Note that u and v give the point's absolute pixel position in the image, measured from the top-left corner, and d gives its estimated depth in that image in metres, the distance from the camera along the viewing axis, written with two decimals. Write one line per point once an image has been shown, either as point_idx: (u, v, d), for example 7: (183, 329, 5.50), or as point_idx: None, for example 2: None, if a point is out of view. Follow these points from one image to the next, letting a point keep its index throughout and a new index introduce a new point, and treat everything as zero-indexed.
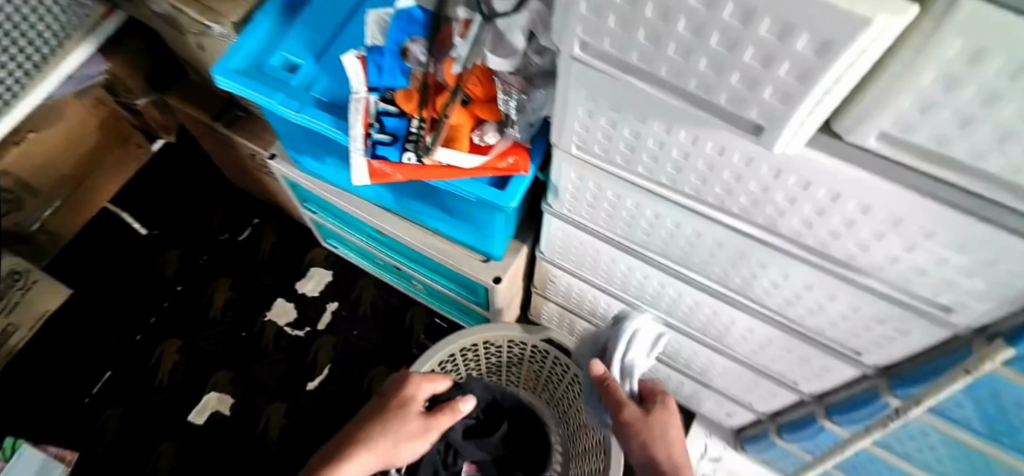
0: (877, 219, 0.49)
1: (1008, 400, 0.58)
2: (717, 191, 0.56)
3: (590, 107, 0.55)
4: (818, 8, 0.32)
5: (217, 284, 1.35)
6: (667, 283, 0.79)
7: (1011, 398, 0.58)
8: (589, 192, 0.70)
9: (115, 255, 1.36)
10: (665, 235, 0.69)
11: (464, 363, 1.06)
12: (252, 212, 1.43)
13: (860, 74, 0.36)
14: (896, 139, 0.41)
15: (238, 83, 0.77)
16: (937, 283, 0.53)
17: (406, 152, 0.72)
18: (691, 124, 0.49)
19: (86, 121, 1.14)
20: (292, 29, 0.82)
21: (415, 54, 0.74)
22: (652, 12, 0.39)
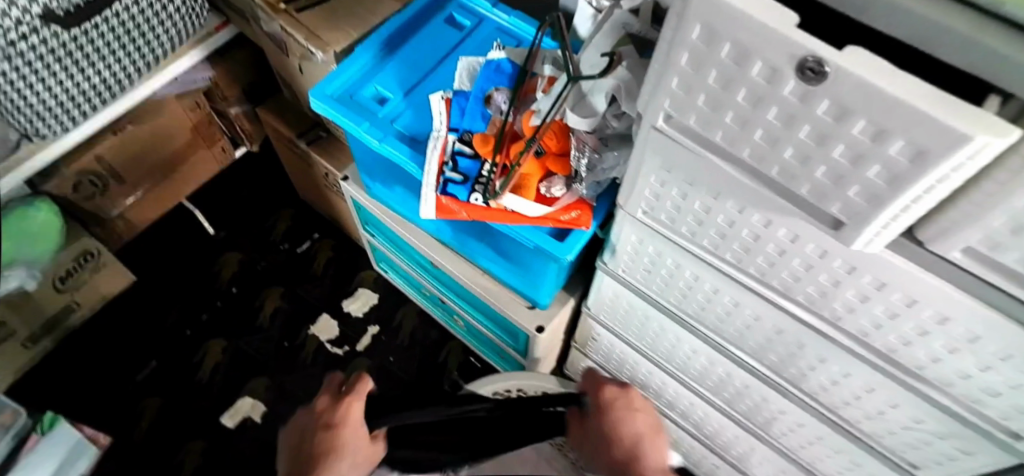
0: (953, 333, 0.47)
1: None
2: (786, 277, 0.54)
3: (663, 176, 0.55)
4: (917, 119, 0.33)
5: (269, 292, 1.40)
6: (718, 362, 0.77)
7: None
8: (648, 258, 0.70)
9: (182, 251, 1.44)
10: (721, 313, 0.68)
11: None
12: (313, 227, 1.50)
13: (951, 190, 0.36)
14: (982, 254, 0.40)
15: (329, 109, 0.81)
16: (1009, 410, 0.49)
17: (474, 193, 0.74)
18: (764, 207, 0.49)
19: (180, 122, 1.20)
20: (386, 65, 0.87)
21: (497, 103, 0.79)
22: (744, 98, 0.40)
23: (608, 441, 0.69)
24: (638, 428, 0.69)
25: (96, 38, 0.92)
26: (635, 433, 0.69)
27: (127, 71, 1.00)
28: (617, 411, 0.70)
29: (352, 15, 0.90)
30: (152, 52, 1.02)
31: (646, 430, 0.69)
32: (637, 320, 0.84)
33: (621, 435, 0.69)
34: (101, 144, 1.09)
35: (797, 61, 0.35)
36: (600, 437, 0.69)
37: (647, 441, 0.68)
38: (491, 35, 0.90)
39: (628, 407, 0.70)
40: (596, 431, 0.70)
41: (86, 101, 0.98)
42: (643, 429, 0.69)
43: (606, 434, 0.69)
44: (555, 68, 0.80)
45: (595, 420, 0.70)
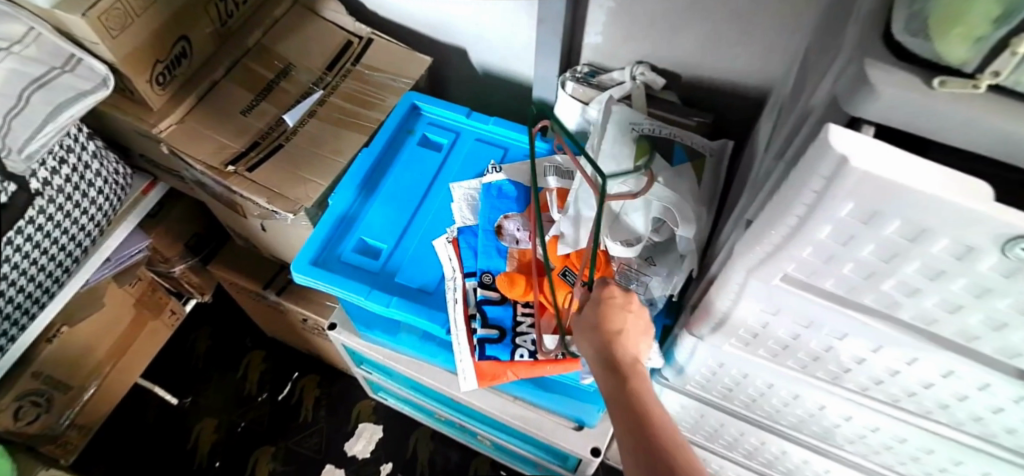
0: None
1: None
2: (927, 403, 0.49)
3: (768, 318, 0.47)
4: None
5: (259, 455, 1.23)
6: (814, 460, 0.70)
7: None
8: (728, 379, 0.61)
9: (147, 433, 1.24)
10: (826, 424, 0.61)
11: None
12: (290, 366, 1.34)
13: None
14: None
15: (320, 280, 0.70)
16: None
17: (518, 349, 0.65)
18: (910, 348, 0.42)
19: (123, 300, 1.05)
20: (368, 209, 0.77)
21: (510, 231, 0.70)
22: (915, 270, 0.35)
23: (606, 364, 0.54)
24: (632, 350, 0.55)
25: (14, 253, 0.75)
26: (615, 326, 0.56)
27: (57, 272, 0.84)
28: (618, 329, 0.56)
29: (313, 160, 0.79)
30: (80, 242, 0.86)
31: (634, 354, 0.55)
32: (706, 427, 0.75)
33: (622, 358, 0.54)
34: (40, 357, 0.93)
35: (1002, 241, 0.30)
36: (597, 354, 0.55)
37: (627, 349, 0.55)
38: (474, 148, 0.81)
39: (635, 335, 0.56)
40: (597, 348, 0.55)
41: (11, 324, 0.81)
42: (631, 337, 0.56)
43: (596, 344, 0.55)
44: (559, 177, 0.72)
45: (590, 328, 0.56)
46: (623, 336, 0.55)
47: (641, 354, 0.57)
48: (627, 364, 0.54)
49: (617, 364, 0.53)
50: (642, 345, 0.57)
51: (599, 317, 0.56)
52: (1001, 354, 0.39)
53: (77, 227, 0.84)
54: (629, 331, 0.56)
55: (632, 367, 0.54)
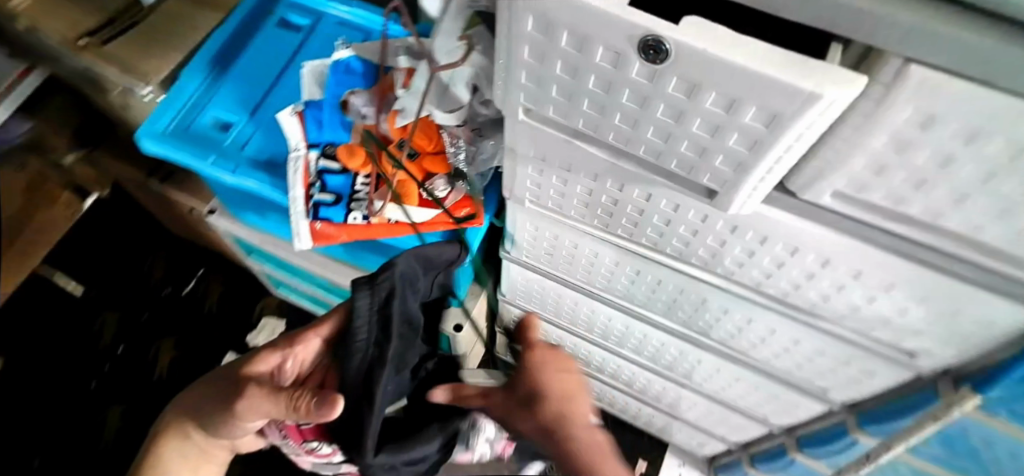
0: (837, 272, 0.47)
1: (979, 437, 0.56)
2: (676, 244, 0.54)
3: (541, 165, 0.53)
4: (765, 83, 0.31)
5: (162, 344, 1.28)
6: (635, 326, 0.77)
7: (981, 434, 0.56)
8: (547, 242, 0.68)
9: (51, 322, 1.28)
10: (626, 280, 0.68)
11: None
12: (196, 263, 1.36)
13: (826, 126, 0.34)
14: (852, 197, 0.41)
15: (165, 148, 0.71)
16: (897, 330, 0.49)
17: (352, 212, 0.69)
18: (642, 182, 0.47)
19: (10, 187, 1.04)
20: (223, 84, 0.77)
21: (356, 107, 0.71)
22: (596, 85, 0.37)
23: (536, 409, 0.69)
24: (560, 389, 0.70)
25: None
26: (558, 401, 0.69)
27: None
28: (535, 371, 0.71)
29: (166, 34, 0.76)
30: None
31: (563, 390, 0.70)
32: (549, 299, 0.83)
33: (547, 392, 0.69)
34: None
35: (638, 43, 0.32)
36: (523, 406, 0.70)
37: (568, 418, 0.68)
38: (333, 31, 0.81)
39: (578, 406, 0.70)
40: (519, 400, 0.71)
41: None
42: (575, 407, 0.70)
43: (518, 396, 0.71)
44: (413, 58, 0.68)
45: (516, 387, 0.72)
46: (564, 406, 0.69)
47: (585, 416, 0.70)
48: (563, 430, 0.68)
49: (546, 404, 0.69)
50: (580, 402, 0.70)
51: (524, 372, 0.72)
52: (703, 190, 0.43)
53: None
54: (570, 403, 0.69)
55: (558, 398, 0.69)
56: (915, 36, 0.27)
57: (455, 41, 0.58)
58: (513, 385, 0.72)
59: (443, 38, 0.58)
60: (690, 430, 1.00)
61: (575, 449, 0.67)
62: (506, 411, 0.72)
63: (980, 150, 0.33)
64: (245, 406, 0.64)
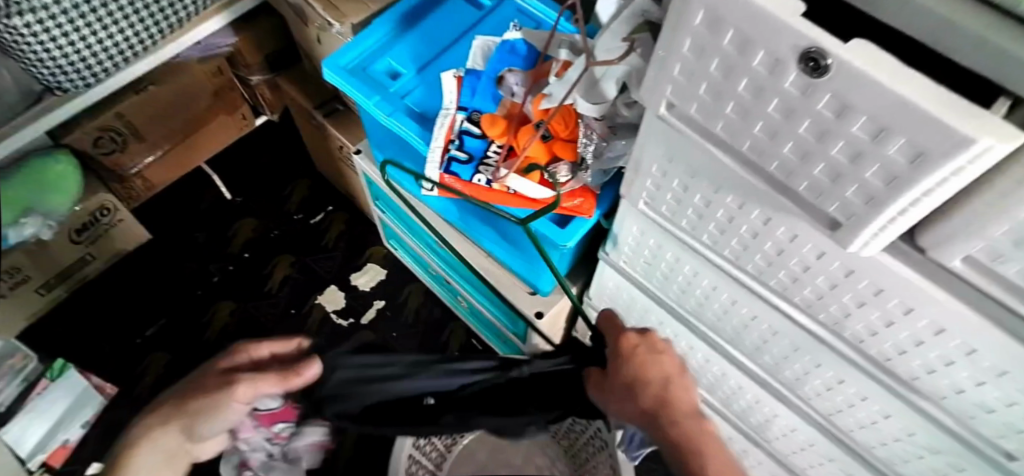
0: (948, 344, 0.45)
1: None
2: (783, 278, 0.53)
3: (665, 166, 0.55)
4: (923, 121, 0.31)
5: (279, 261, 1.40)
6: (714, 360, 0.76)
7: None
8: (649, 251, 0.69)
9: (195, 213, 1.44)
10: (718, 309, 0.67)
11: None
12: (326, 200, 1.48)
13: (968, 184, 0.34)
14: (982, 264, 0.39)
15: (343, 81, 0.81)
16: (1001, 425, 0.47)
17: (478, 174, 0.74)
18: (765, 204, 0.48)
19: (202, 84, 1.27)
20: (403, 40, 0.87)
21: (509, 84, 0.77)
22: (745, 89, 0.39)
23: (629, 394, 0.63)
24: (656, 376, 0.63)
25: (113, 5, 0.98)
26: (681, 411, 0.61)
27: (150, 33, 1.07)
28: (626, 359, 0.64)
29: None
30: (167, 23, 1.08)
31: (663, 377, 0.62)
32: (634, 311, 0.84)
33: (646, 379, 0.62)
34: (125, 101, 1.18)
35: (800, 53, 0.33)
36: (615, 393, 0.66)
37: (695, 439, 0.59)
38: (507, 15, 0.88)
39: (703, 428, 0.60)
40: (614, 386, 0.66)
41: (109, 58, 1.04)
42: (705, 440, 0.59)
43: (615, 383, 0.65)
44: (572, 52, 0.74)
45: (609, 376, 0.67)
46: (688, 432, 0.59)
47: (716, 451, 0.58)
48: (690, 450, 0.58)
49: (641, 392, 0.62)
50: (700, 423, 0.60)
51: (616, 358, 0.66)
52: (826, 221, 0.43)
53: (172, 9, 1.07)
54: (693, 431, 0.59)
55: (656, 390, 0.62)
56: None
57: (618, 42, 0.64)
58: (611, 372, 0.66)
59: (607, 38, 0.65)
60: None
61: (680, 447, 0.58)
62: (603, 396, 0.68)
63: None
64: (225, 398, 0.58)
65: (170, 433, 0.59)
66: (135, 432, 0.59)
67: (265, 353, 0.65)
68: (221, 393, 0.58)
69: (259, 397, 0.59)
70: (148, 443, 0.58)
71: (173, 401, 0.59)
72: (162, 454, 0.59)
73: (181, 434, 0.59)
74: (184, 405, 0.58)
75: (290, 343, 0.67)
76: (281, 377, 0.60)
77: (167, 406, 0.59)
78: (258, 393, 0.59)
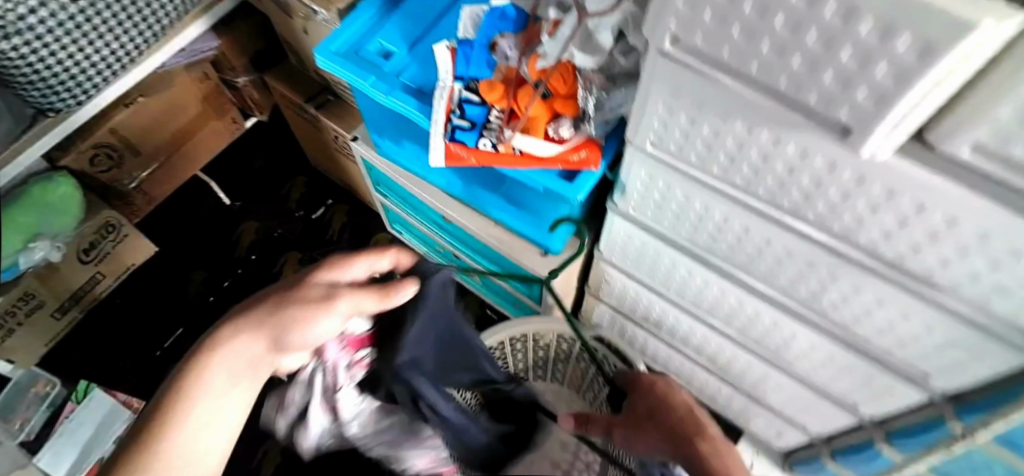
0: (960, 234, 0.47)
1: None
2: (794, 196, 0.56)
3: (672, 103, 0.56)
4: (927, 11, 0.32)
5: (288, 258, 1.40)
6: (730, 292, 0.79)
7: None
8: (658, 193, 0.72)
9: (198, 222, 1.44)
10: (732, 239, 0.69)
11: (513, 351, 1.09)
12: (325, 193, 1.48)
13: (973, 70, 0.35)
14: (997, 152, 0.39)
15: (338, 66, 0.82)
16: (1018, 304, 0.50)
17: (483, 138, 0.77)
18: (774, 125, 0.50)
19: (191, 92, 1.27)
20: (390, 19, 0.87)
21: (503, 49, 0.78)
22: (750, 8, 0.40)
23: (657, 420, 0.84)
24: (678, 399, 0.86)
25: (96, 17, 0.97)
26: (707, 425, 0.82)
27: (135, 43, 1.06)
28: (648, 386, 0.89)
29: None
30: (152, 31, 1.07)
31: (683, 400, 0.86)
32: (648, 257, 0.86)
33: (670, 405, 0.85)
34: (117, 117, 1.17)
35: None
36: (643, 424, 0.85)
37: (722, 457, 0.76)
38: None
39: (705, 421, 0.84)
40: (641, 416, 0.86)
41: (98, 73, 1.04)
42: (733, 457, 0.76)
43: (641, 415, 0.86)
44: (562, 9, 0.74)
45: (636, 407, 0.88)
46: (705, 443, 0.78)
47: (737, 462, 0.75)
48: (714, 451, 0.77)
49: (669, 414, 0.83)
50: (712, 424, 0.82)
51: (639, 389, 0.89)
52: (835, 130, 0.44)
53: (155, 17, 1.06)
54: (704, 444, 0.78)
55: (677, 416, 0.83)
56: None
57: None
58: (632, 406, 0.89)
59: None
60: (770, 419, 1.01)
61: (709, 460, 0.75)
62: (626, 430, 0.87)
63: None
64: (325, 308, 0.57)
65: (259, 339, 0.58)
66: (216, 337, 0.57)
67: (364, 270, 0.62)
68: (321, 305, 0.57)
69: (359, 313, 0.60)
70: (235, 346, 0.58)
71: (264, 307, 0.58)
72: (244, 358, 0.59)
73: (270, 341, 0.58)
74: (280, 311, 0.57)
75: (385, 259, 0.64)
76: (381, 296, 0.59)
77: (263, 308, 0.58)
78: (360, 309, 0.59)
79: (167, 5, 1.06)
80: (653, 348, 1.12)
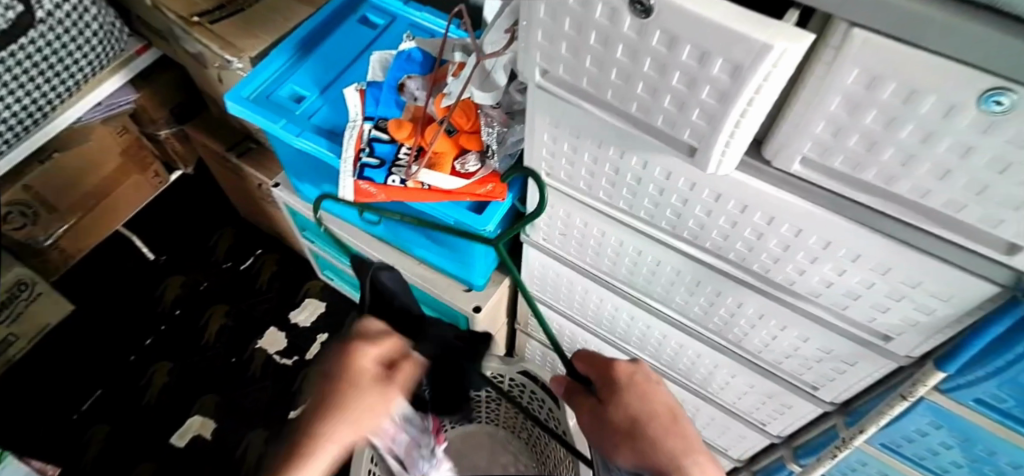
0: (808, 242, 0.51)
1: (952, 427, 0.59)
2: (670, 216, 0.59)
3: (554, 133, 0.60)
4: (729, 37, 0.36)
5: (214, 311, 1.34)
6: (638, 315, 0.82)
7: (953, 424, 0.59)
8: (560, 222, 0.74)
9: (121, 278, 1.39)
10: (630, 263, 0.72)
11: None
12: (255, 243, 1.44)
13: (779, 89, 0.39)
14: (816, 162, 0.45)
15: (247, 110, 0.83)
16: (869, 306, 0.54)
17: (392, 175, 0.77)
18: (641, 149, 0.53)
19: (110, 146, 1.25)
20: (302, 66, 0.90)
21: (411, 89, 0.82)
22: (596, 40, 0.44)
23: (625, 429, 0.65)
24: (661, 407, 0.66)
25: (4, 72, 0.96)
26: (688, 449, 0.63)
27: (47, 98, 1.05)
28: (626, 388, 0.68)
29: (263, 25, 0.95)
30: (65, 86, 1.06)
31: (667, 409, 0.66)
32: (563, 288, 0.88)
33: (653, 413, 0.66)
34: (30, 174, 1.15)
35: None
36: (613, 430, 0.66)
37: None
38: (402, 30, 0.94)
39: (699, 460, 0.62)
40: (614, 421, 0.66)
41: (7, 128, 1.02)
42: None
43: (613, 421, 0.66)
44: (465, 53, 0.78)
45: (608, 412, 0.68)
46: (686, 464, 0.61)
47: None
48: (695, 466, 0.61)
49: (646, 430, 0.64)
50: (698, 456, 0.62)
51: (613, 391, 0.69)
52: (687, 152, 0.48)
53: (69, 72, 1.05)
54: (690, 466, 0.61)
55: (666, 442, 0.63)
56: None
57: (501, 33, 0.68)
58: (603, 402, 0.69)
59: (492, 32, 0.68)
60: None
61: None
62: (598, 434, 0.68)
63: (917, 109, 0.36)
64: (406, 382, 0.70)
65: None
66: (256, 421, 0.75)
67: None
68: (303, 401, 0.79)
69: None
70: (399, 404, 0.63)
71: None
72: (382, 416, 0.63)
73: None
74: None
75: None
76: None
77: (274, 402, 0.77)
78: None
79: (83, 60, 1.06)
80: None
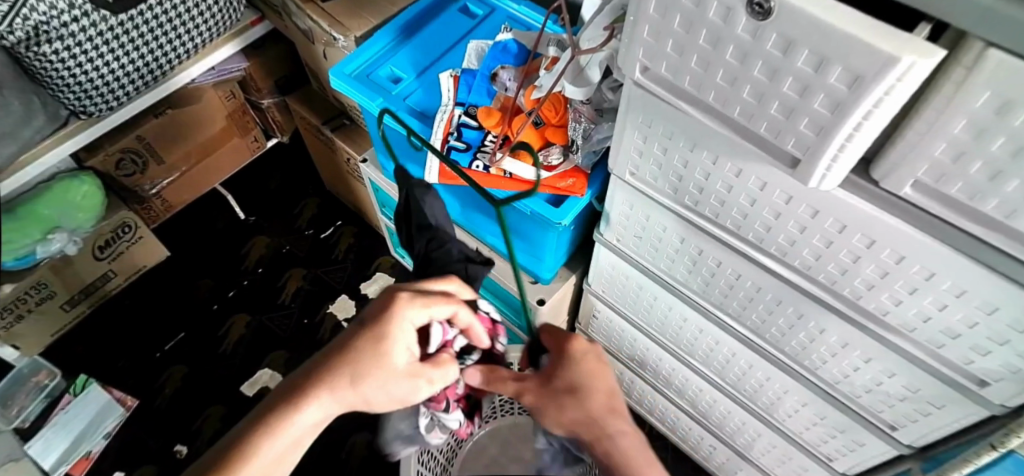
0: (910, 271, 0.49)
1: None
2: (759, 229, 0.58)
3: (646, 132, 0.59)
4: (852, 45, 0.35)
5: (292, 274, 1.43)
6: (708, 330, 0.80)
7: None
8: (639, 225, 0.74)
9: (213, 233, 1.49)
10: (707, 274, 0.71)
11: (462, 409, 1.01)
12: (335, 216, 1.52)
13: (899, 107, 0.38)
14: (928, 187, 0.42)
15: (349, 86, 0.87)
16: (967, 347, 0.51)
17: (477, 160, 0.79)
18: (737, 156, 0.53)
19: (217, 109, 1.35)
20: (402, 49, 0.93)
21: (503, 80, 0.84)
22: (706, 40, 0.43)
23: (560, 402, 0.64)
24: (604, 385, 0.64)
25: (134, 29, 1.05)
26: (624, 430, 0.64)
27: (168, 57, 1.14)
28: (576, 362, 0.64)
29: (370, 7, 1.00)
30: (184, 48, 1.15)
31: (609, 389, 0.64)
32: (632, 293, 0.87)
33: (597, 388, 0.64)
34: (143, 126, 1.25)
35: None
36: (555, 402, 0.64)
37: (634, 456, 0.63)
38: (501, 21, 0.96)
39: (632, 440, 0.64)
40: (555, 392, 0.64)
41: (130, 82, 1.11)
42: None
43: (555, 389, 0.64)
44: (559, 49, 0.80)
45: (552, 381, 0.65)
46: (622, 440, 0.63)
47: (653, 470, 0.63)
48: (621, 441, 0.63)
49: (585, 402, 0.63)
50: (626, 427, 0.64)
51: (560, 362, 0.65)
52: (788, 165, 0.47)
53: (190, 35, 1.14)
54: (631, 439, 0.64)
55: (602, 411, 0.63)
56: (992, 16, 0.31)
57: (600, 30, 0.68)
58: (550, 373, 0.65)
59: (590, 28, 0.69)
60: (751, 471, 0.98)
61: (619, 462, 0.63)
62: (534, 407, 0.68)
63: None
64: (383, 366, 0.56)
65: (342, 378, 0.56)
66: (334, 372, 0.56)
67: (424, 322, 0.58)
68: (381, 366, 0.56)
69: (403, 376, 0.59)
70: (313, 406, 0.55)
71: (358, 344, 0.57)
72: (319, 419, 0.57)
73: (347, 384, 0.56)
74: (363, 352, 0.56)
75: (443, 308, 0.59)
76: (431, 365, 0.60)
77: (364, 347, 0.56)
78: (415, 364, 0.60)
79: (202, 25, 1.15)
80: (637, 392, 1.09)
